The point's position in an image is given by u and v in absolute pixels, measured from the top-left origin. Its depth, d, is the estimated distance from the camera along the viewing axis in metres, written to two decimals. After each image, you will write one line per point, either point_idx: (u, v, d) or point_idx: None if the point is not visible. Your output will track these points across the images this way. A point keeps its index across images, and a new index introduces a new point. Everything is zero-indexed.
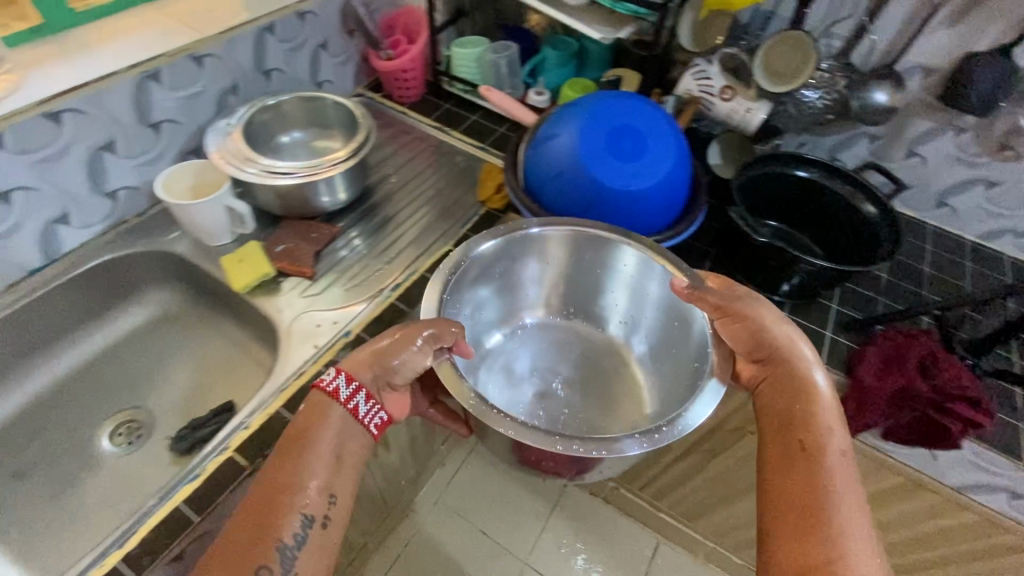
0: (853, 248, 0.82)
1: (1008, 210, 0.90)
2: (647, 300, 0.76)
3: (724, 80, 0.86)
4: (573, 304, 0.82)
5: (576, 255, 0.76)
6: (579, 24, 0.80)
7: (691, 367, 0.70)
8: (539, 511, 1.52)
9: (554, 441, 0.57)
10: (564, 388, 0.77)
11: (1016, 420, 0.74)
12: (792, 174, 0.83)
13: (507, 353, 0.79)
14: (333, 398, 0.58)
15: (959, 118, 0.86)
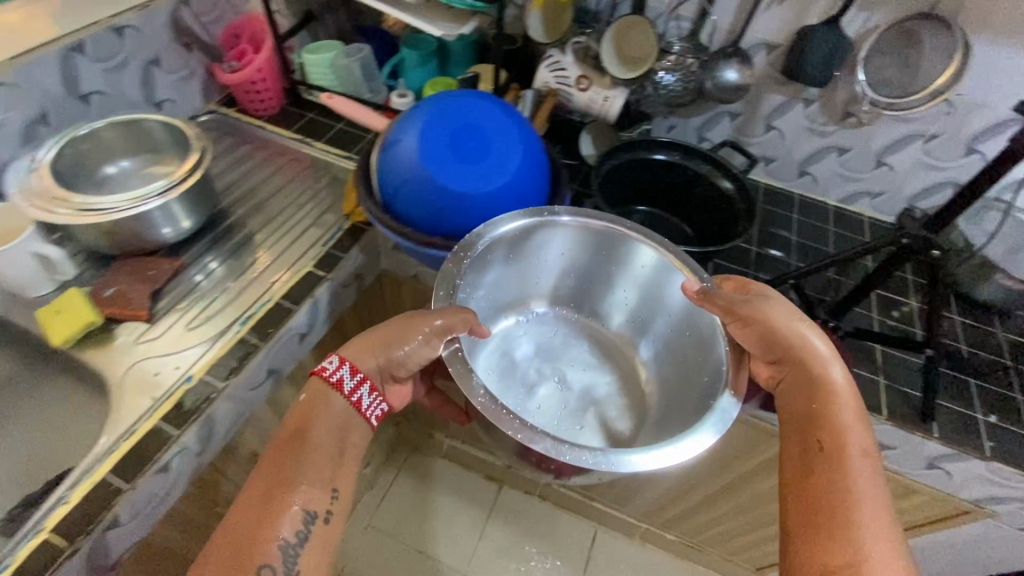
0: (717, 225, 0.84)
1: (860, 174, 0.95)
2: (659, 307, 0.80)
3: (578, 70, 0.85)
4: (578, 297, 0.87)
5: (588, 251, 0.79)
6: (419, 22, 0.76)
7: (698, 370, 0.74)
8: (474, 518, 1.50)
9: (563, 448, 0.58)
10: (564, 383, 0.81)
11: (878, 374, 0.77)
12: (653, 159, 0.84)
13: (512, 338, 0.83)
14: (335, 389, 0.59)
15: (804, 91, 0.89)
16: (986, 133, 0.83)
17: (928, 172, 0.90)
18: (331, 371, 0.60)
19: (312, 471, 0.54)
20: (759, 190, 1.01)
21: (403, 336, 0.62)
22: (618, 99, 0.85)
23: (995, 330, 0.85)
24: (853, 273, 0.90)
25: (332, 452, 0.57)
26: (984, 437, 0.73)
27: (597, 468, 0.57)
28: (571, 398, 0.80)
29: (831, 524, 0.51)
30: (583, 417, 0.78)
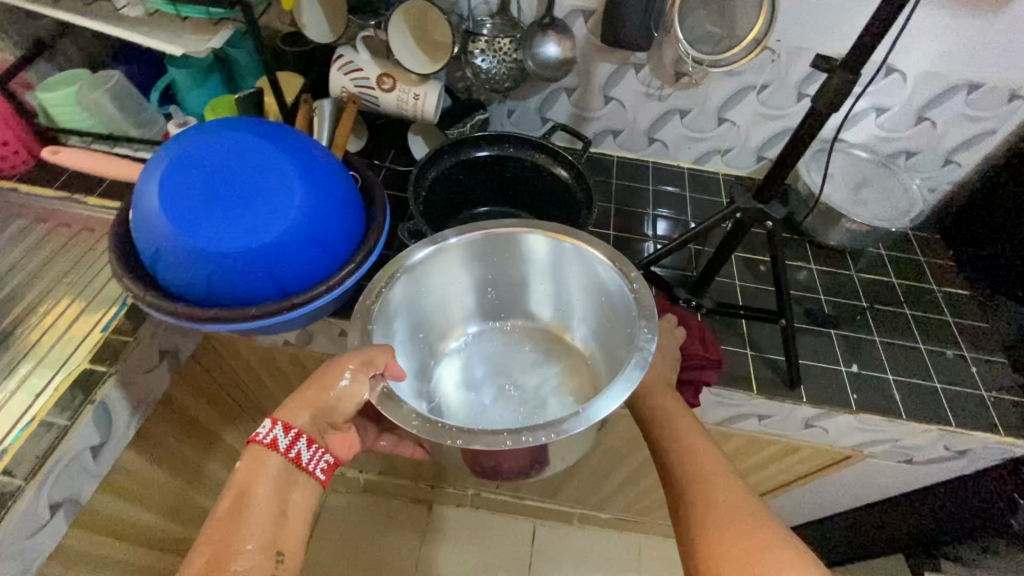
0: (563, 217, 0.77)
1: (706, 133, 0.91)
2: (580, 277, 0.68)
3: (378, 68, 0.73)
4: (509, 302, 0.74)
5: (492, 254, 0.68)
6: (144, 38, 0.66)
7: (626, 335, 0.63)
8: (406, 546, 1.40)
9: (502, 437, 0.51)
10: (520, 395, 0.69)
11: (745, 347, 0.75)
12: (477, 158, 0.76)
13: (458, 367, 0.72)
14: (271, 450, 0.54)
15: (633, 55, 0.83)
16: (811, 77, 0.81)
17: (767, 122, 0.88)
18: (264, 434, 0.54)
19: (249, 540, 0.50)
20: (612, 163, 0.96)
21: (326, 383, 0.56)
22: (432, 93, 0.74)
23: (849, 272, 0.86)
24: (711, 240, 0.87)
25: (274, 513, 0.52)
26: (849, 390, 0.72)
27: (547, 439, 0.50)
28: (533, 408, 0.68)
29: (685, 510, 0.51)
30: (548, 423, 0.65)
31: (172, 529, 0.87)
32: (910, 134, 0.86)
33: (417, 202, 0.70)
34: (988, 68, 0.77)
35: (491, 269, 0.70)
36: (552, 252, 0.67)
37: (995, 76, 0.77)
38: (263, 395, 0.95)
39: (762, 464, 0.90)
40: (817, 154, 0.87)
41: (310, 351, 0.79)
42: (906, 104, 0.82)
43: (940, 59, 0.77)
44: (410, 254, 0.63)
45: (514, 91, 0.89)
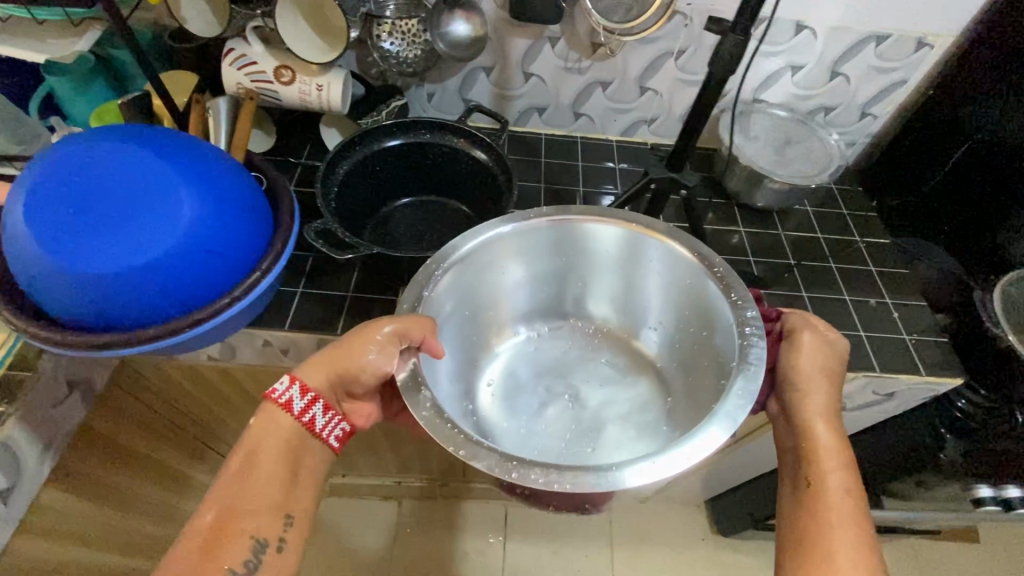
0: (486, 199, 0.75)
1: (630, 103, 0.90)
2: (655, 286, 0.77)
3: (273, 60, 0.68)
4: (590, 306, 0.83)
5: (571, 248, 0.77)
6: None
7: (711, 343, 0.70)
8: (379, 543, 1.39)
9: (510, 467, 0.54)
10: (577, 406, 0.76)
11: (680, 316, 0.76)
12: (388, 148, 0.72)
13: (521, 353, 0.82)
14: (285, 410, 0.56)
15: (546, 29, 0.80)
16: None
17: (688, 88, 0.87)
18: (282, 392, 0.56)
19: (261, 499, 0.52)
20: (540, 141, 0.94)
21: (351, 349, 0.58)
22: (336, 83, 0.70)
23: (778, 232, 0.87)
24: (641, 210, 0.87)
25: (287, 472, 0.54)
26: None
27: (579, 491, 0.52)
28: (588, 415, 0.75)
29: (810, 555, 0.51)
30: (596, 443, 0.72)
31: (126, 566, 0.83)
32: (827, 89, 0.87)
33: (328, 199, 0.66)
34: (894, 18, 0.78)
35: (553, 270, 0.80)
36: (620, 258, 0.77)
37: (900, 27, 0.79)
38: (206, 416, 0.91)
39: None
40: (739, 117, 0.88)
41: (237, 363, 0.75)
42: (818, 59, 0.82)
43: (848, 12, 0.77)
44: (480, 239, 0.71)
45: (430, 73, 0.86)
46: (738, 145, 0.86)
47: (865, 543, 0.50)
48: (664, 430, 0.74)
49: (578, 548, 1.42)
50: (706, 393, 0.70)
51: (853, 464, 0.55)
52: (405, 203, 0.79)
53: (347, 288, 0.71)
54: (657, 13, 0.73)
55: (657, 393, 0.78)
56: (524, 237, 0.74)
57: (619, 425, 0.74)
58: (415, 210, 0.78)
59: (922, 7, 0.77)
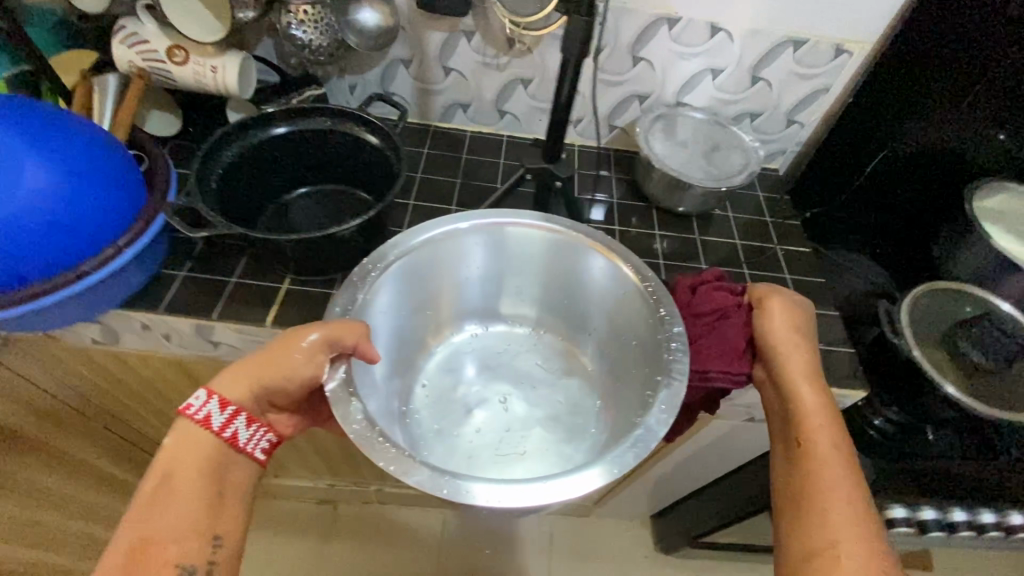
0: (383, 185, 0.73)
1: (553, 103, 0.89)
2: (592, 291, 0.76)
3: (166, 40, 0.68)
4: (531, 308, 0.82)
5: (514, 250, 0.77)
6: None
7: (641, 353, 0.70)
8: (311, 547, 1.36)
9: (441, 483, 0.53)
10: (513, 408, 0.74)
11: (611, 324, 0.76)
12: (274, 135, 0.69)
13: (460, 352, 0.80)
14: (204, 427, 0.54)
15: (460, 22, 0.79)
16: (641, 38, 0.79)
17: (609, 88, 0.86)
18: (198, 409, 0.54)
19: (182, 524, 0.49)
20: (465, 138, 0.93)
21: (275, 358, 0.57)
22: (232, 65, 0.69)
23: (693, 236, 0.86)
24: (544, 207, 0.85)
25: (212, 490, 0.52)
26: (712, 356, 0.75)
27: (433, 491, 0.52)
28: (523, 416, 0.74)
29: (809, 505, 0.53)
30: (526, 447, 0.71)
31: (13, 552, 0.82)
32: (750, 94, 0.85)
33: (208, 185, 0.64)
34: (810, 23, 0.77)
35: (491, 269, 0.79)
36: (556, 257, 0.76)
37: (817, 32, 0.78)
38: (112, 405, 0.89)
39: None
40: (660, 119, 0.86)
41: (125, 348, 0.75)
42: (738, 63, 0.81)
43: (764, 15, 0.76)
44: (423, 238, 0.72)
45: (349, 63, 0.85)
46: (662, 151, 0.82)
47: (856, 485, 0.53)
48: (592, 433, 0.72)
49: (515, 561, 1.38)
50: (631, 403, 0.69)
51: (839, 420, 0.58)
52: (303, 193, 0.76)
53: (231, 273, 0.70)
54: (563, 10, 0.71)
55: (589, 395, 0.77)
56: (461, 234, 0.74)
57: (550, 427, 0.73)
58: (314, 200, 0.76)
59: (837, 12, 0.76)
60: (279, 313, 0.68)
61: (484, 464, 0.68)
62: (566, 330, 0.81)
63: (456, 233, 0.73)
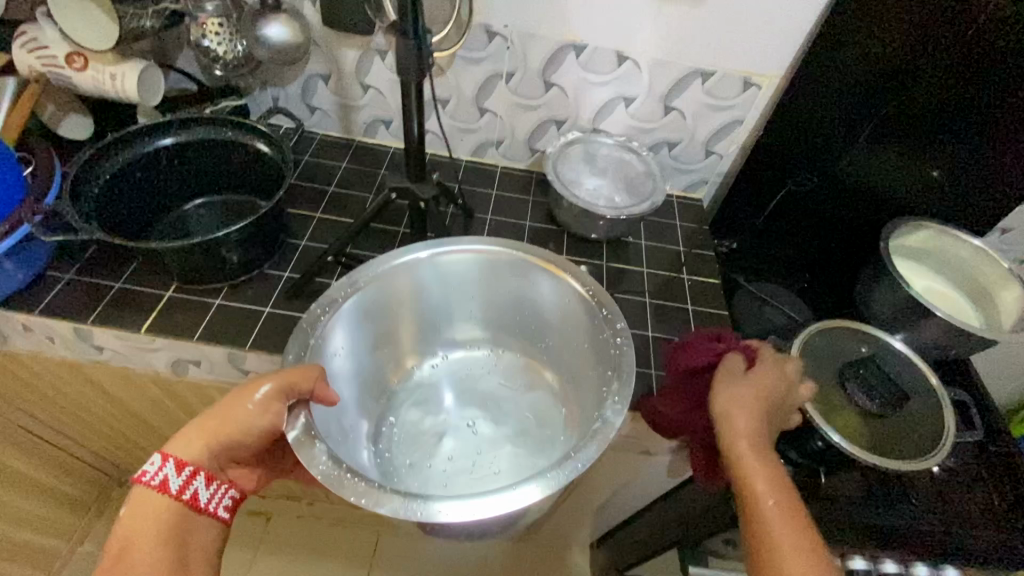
0: (273, 190, 0.74)
1: (473, 124, 0.89)
2: (546, 308, 0.76)
3: (65, 47, 0.69)
4: (492, 331, 0.81)
5: (470, 274, 0.76)
6: None
7: (592, 355, 0.71)
8: (237, 560, 1.33)
9: (412, 504, 0.53)
10: (485, 431, 0.73)
11: (569, 355, 0.76)
12: (160, 146, 0.70)
13: (425, 385, 0.79)
14: (160, 491, 0.53)
15: (373, 41, 0.80)
16: (550, 65, 0.80)
17: (527, 112, 0.86)
18: (153, 474, 0.53)
19: None
20: (388, 154, 0.93)
21: (232, 413, 0.56)
22: (131, 73, 0.70)
23: (601, 262, 0.85)
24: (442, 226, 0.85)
25: (175, 555, 0.52)
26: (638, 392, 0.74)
27: (405, 517, 0.52)
28: (496, 437, 0.73)
29: None
30: (500, 467, 0.70)
31: None
32: (663, 124, 0.85)
33: (88, 196, 0.64)
34: (714, 55, 0.77)
35: (448, 297, 0.78)
36: (513, 279, 0.76)
37: (723, 64, 0.78)
38: (15, 403, 0.89)
39: None
40: (575, 144, 0.86)
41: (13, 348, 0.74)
42: (647, 93, 0.82)
43: (666, 48, 0.77)
44: (376, 273, 0.71)
45: (268, 77, 0.86)
46: (597, 192, 0.83)
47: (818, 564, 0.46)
48: (560, 443, 0.72)
49: None
50: (590, 404, 0.70)
51: (789, 484, 0.51)
52: (198, 204, 0.77)
53: (114, 279, 0.71)
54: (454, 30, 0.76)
55: (554, 408, 0.76)
56: (415, 266, 0.73)
57: (526, 452, 0.71)
58: (210, 210, 0.76)
59: (742, 46, 0.76)
60: (154, 321, 0.68)
61: (464, 491, 0.67)
62: (530, 354, 0.80)
63: (408, 266, 0.73)
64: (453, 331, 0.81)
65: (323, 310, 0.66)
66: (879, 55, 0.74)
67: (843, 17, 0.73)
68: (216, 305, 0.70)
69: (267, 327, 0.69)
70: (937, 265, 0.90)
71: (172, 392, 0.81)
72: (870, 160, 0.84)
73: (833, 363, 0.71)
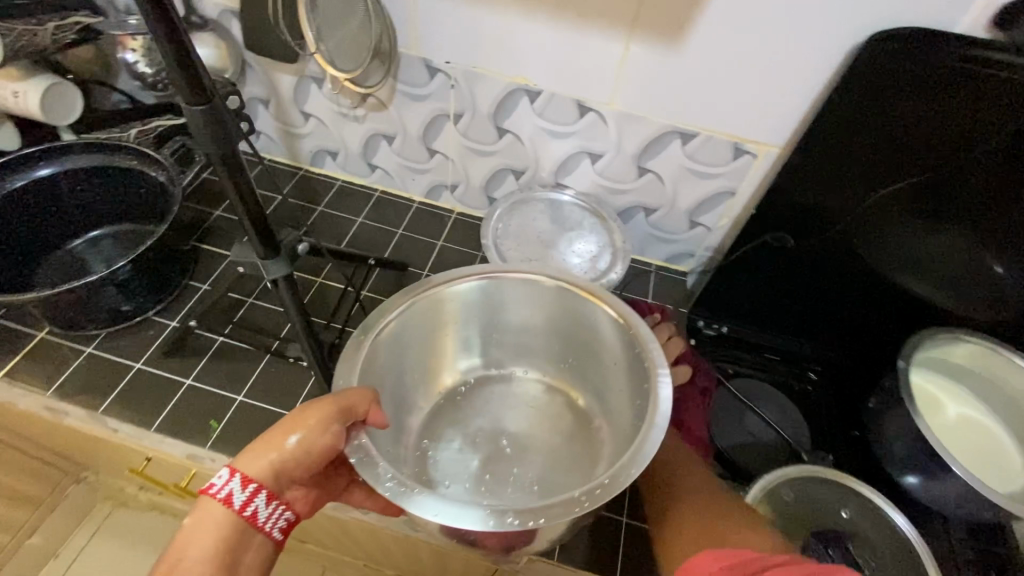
0: (163, 215, 0.69)
1: (424, 165, 0.79)
2: (582, 334, 0.62)
3: None
4: (551, 357, 0.67)
5: (536, 303, 0.63)
6: None
7: (626, 379, 0.58)
8: None
9: (486, 516, 0.43)
10: (528, 456, 0.61)
11: (603, 390, 0.63)
12: (39, 179, 0.65)
13: (465, 404, 0.66)
14: (222, 508, 0.41)
15: (306, 68, 0.71)
16: (502, 108, 0.68)
17: (480, 158, 0.74)
18: (218, 486, 0.42)
19: None
20: (331, 187, 0.85)
21: (292, 426, 0.44)
22: (33, 92, 0.65)
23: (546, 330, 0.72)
24: (357, 280, 0.74)
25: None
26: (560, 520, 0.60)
27: (484, 526, 0.43)
28: (530, 450, 0.62)
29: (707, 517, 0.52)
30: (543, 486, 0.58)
31: None
32: (637, 187, 0.71)
33: None
34: (699, 114, 0.63)
35: (500, 318, 0.64)
36: (563, 310, 0.61)
37: (707, 125, 0.63)
38: None
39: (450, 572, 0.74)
40: (531, 204, 0.74)
41: None
42: (617, 150, 0.68)
43: (634, 103, 0.63)
44: (435, 289, 0.59)
45: None
46: (585, 255, 0.70)
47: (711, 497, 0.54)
48: (590, 466, 0.60)
49: None
50: (624, 442, 0.57)
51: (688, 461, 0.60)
52: (92, 237, 0.71)
53: None
54: (378, 64, 0.66)
55: (579, 429, 0.64)
56: (468, 283, 0.60)
57: (567, 479, 0.59)
58: (111, 241, 0.71)
59: (732, 107, 0.61)
60: (17, 365, 0.63)
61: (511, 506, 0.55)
62: (578, 386, 0.66)
63: (464, 282, 0.60)
64: (500, 354, 0.68)
65: (369, 334, 0.54)
66: (925, 141, 0.55)
67: (864, 85, 0.54)
68: (86, 352, 0.64)
69: (132, 386, 0.62)
70: (981, 389, 0.68)
71: (59, 434, 0.75)
72: (920, 250, 0.62)
73: (797, 527, 0.56)
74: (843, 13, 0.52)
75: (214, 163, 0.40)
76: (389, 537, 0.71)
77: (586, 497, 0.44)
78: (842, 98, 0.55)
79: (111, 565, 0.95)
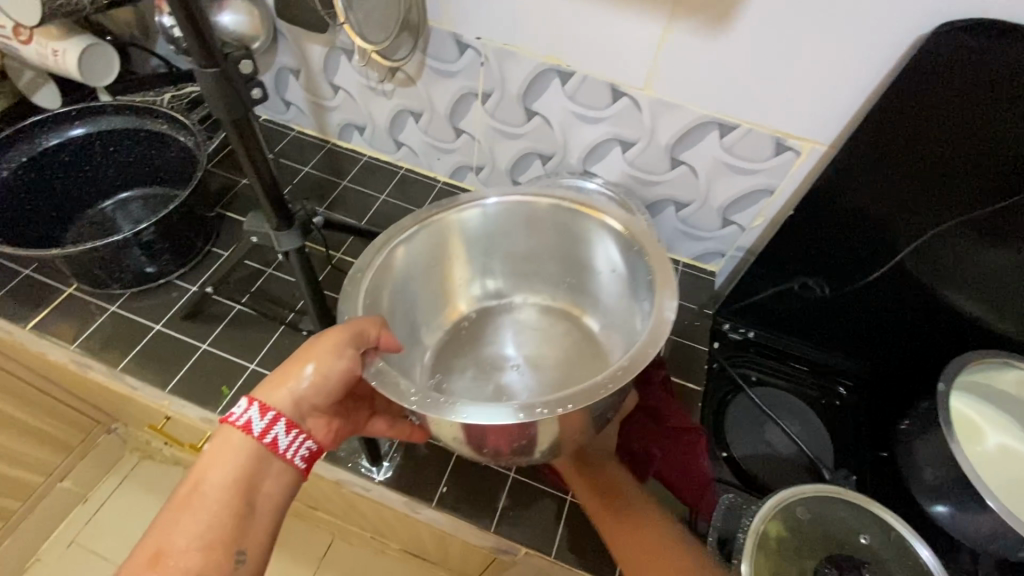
0: (187, 178, 0.69)
1: (449, 143, 0.77)
2: (584, 253, 0.61)
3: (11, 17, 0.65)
4: (560, 282, 0.64)
5: (543, 233, 0.61)
6: None
7: (625, 278, 0.57)
8: None
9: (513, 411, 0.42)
10: (546, 372, 0.60)
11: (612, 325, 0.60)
12: (72, 138, 0.66)
13: (481, 332, 0.64)
14: (241, 434, 0.41)
15: (337, 38, 0.70)
16: (532, 89, 0.66)
17: (506, 139, 0.72)
18: (238, 415, 0.41)
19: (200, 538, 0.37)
20: (356, 163, 0.84)
21: (307, 352, 0.43)
22: (71, 52, 0.66)
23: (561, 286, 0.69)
24: None
25: (235, 509, 0.38)
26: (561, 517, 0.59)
27: (515, 417, 0.41)
28: (545, 367, 0.60)
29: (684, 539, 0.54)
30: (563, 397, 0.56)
31: None
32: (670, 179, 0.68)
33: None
34: (738, 104, 0.59)
35: (509, 244, 0.62)
36: (567, 229, 0.60)
37: (746, 117, 0.59)
38: None
39: (446, 555, 0.74)
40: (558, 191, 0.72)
41: None
42: (649, 138, 0.65)
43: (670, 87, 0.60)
44: (436, 216, 0.58)
45: None
46: None
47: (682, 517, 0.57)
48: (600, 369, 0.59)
49: None
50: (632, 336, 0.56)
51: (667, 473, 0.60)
52: (122, 199, 0.72)
53: (32, 263, 0.69)
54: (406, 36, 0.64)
55: (586, 342, 0.62)
56: (468, 212, 0.59)
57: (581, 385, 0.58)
58: (140, 203, 0.72)
59: (777, 96, 0.57)
60: (45, 318, 0.65)
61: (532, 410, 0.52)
62: (582, 309, 0.63)
63: (469, 205, 0.59)
64: (510, 281, 0.65)
65: (377, 257, 0.53)
66: (984, 138, 0.50)
67: (921, 82, 0.49)
68: (110, 310, 0.66)
69: (150, 346, 0.64)
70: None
71: (83, 388, 0.77)
72: (970, 260, 0.57)
73: (811, 547, 0.52)
74: (908, 3, 0.47)
75: (227, 128, 0.40)
76: (389, 515, 0.71)
77: (610, 380, 0.43)
78: (899, 92, 0.50)
79: (128, 519, 0.98)
